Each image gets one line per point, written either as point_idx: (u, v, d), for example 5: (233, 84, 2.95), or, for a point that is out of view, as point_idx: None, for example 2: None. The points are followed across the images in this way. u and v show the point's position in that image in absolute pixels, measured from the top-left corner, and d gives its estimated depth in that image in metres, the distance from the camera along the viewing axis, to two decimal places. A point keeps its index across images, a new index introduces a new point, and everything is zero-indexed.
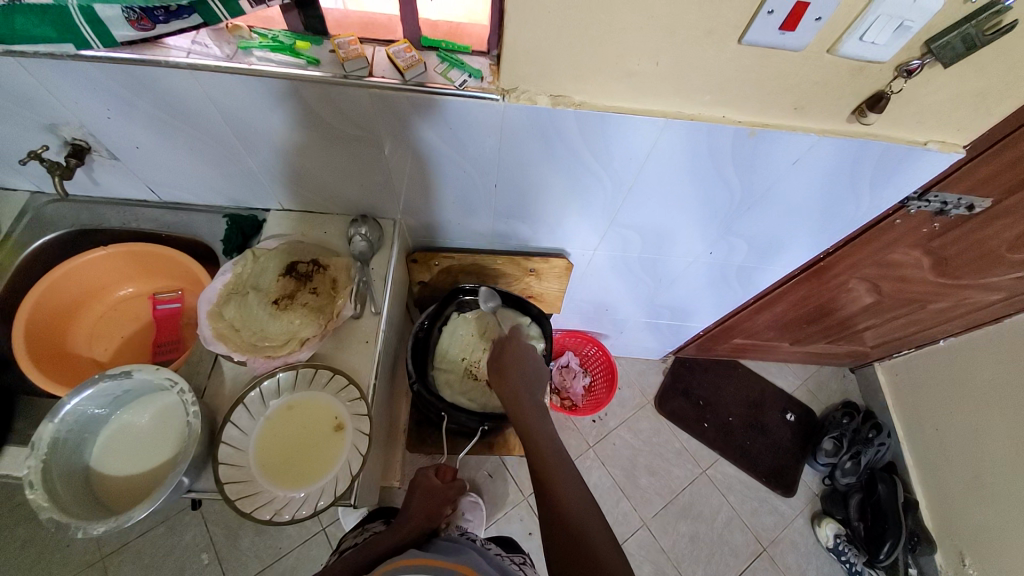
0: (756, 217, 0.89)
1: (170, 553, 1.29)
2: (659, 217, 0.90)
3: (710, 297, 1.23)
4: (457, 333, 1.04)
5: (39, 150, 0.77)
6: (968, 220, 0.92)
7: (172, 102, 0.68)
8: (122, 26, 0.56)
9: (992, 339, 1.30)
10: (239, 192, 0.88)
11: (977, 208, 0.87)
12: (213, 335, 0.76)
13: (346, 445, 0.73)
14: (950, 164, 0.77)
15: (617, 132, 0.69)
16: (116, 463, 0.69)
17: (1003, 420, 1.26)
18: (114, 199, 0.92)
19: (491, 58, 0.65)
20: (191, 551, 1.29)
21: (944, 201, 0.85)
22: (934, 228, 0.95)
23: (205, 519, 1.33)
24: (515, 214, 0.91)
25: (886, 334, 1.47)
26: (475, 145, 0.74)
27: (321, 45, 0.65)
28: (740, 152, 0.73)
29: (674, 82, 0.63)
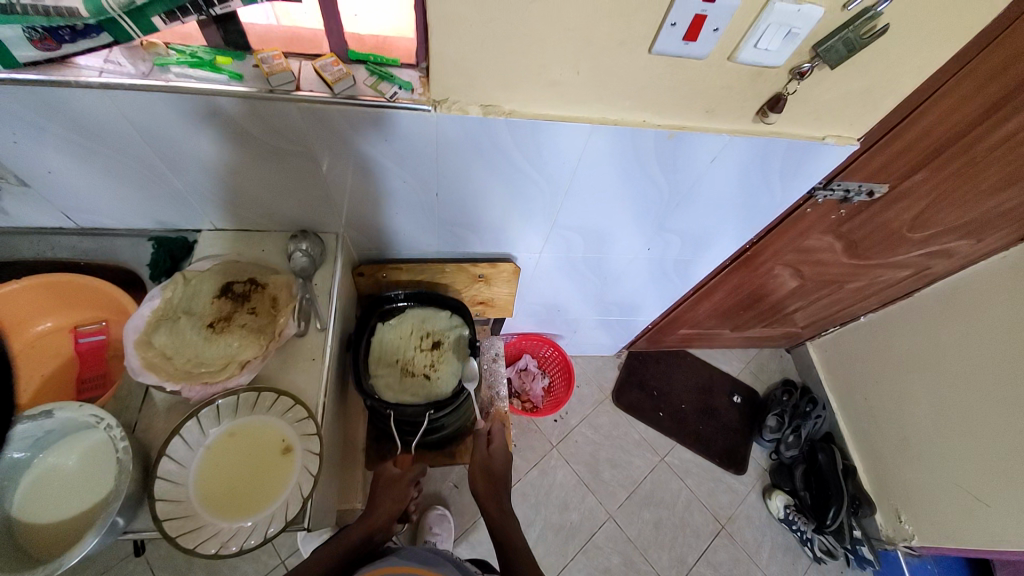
0: (685, 213, 0.95)
1: None
2: (598, 218, 0.94)
3: (654, 291, 1.29)
4: (387, 339, 0.96)
5: None
6: (869, 205, 1.02)
7: (83, 123, 0.64)
8: (24, 46, 0.53)
9: (903, 311, 1.45)
10: (165, 213, 0.84)
11: (876, 194, 0.97)
12: (141, 365, 0.71)
13: (296, 467, 0.70)
14: (847, 156, 0.86)
15: (548, 138, 0.72)
16: (41, 507, 0.64)
17: (920, 383, 1.40)
18: (26, 228, 0.85)
19: (420, 71, 0.67)
20: None
21: (847, 188, 0.95)
22: (841, 214, 1.06)
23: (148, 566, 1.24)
24: (458, 221, 0.92)
25: (815, 314, 1.60)
26: (411, 156, 0.75)
27: (243, 60, 0.64)
28: (663, 153, 0.78)
29: (595, 89, 0.67)
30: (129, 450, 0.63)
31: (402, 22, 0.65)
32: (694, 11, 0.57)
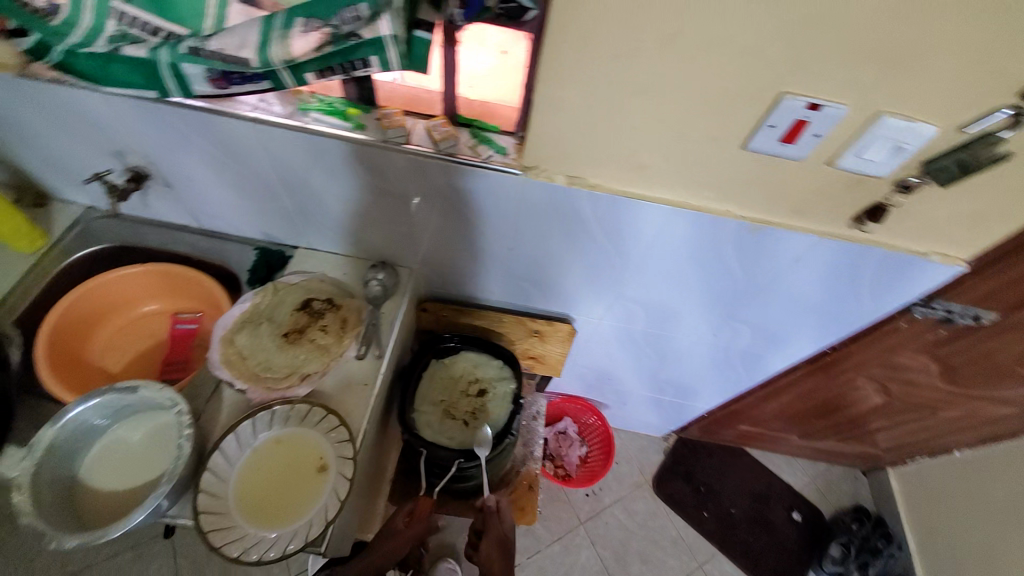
0: (760, 307, 0.91)
1: None
2: (666, 297, 0.92)
3: (715, 379, 1.22)
4: (437, 378, 0.98)
5: (103, 173, 0.87)
6: (975, 331, 0.92)
7: (227, 144, 0.77)
8: (201, 83, 0.61)
9: None
10: (272, 227, 0.95)
11: (984, 321, 0.87)
12: (221, 360, 0.79)
13: (326, 489, 0.72)
14: (952, 276, 0.79)
15: (629, 215, 0.74)
16: (105, 476, 0.70)
17: None
18: (160, 222, 0.99)
19: (516, 138, 0.72)
20: None
21: (949, 310, 0.86)
22: (940, 335, 0.95)
23: (174, 550, 1.30)
24: (525, 276, 0.95)
25: (900, 439, 1.41)
26: (493, 211, 0.79)
27: (369, 113, 0.73)
28: (743, 244, 0.77)
29: (682, 176, 0.68)
30: (188, 439, 0.68)
31: (507, 95, 0.70)
32: (795, 115, 0.58)
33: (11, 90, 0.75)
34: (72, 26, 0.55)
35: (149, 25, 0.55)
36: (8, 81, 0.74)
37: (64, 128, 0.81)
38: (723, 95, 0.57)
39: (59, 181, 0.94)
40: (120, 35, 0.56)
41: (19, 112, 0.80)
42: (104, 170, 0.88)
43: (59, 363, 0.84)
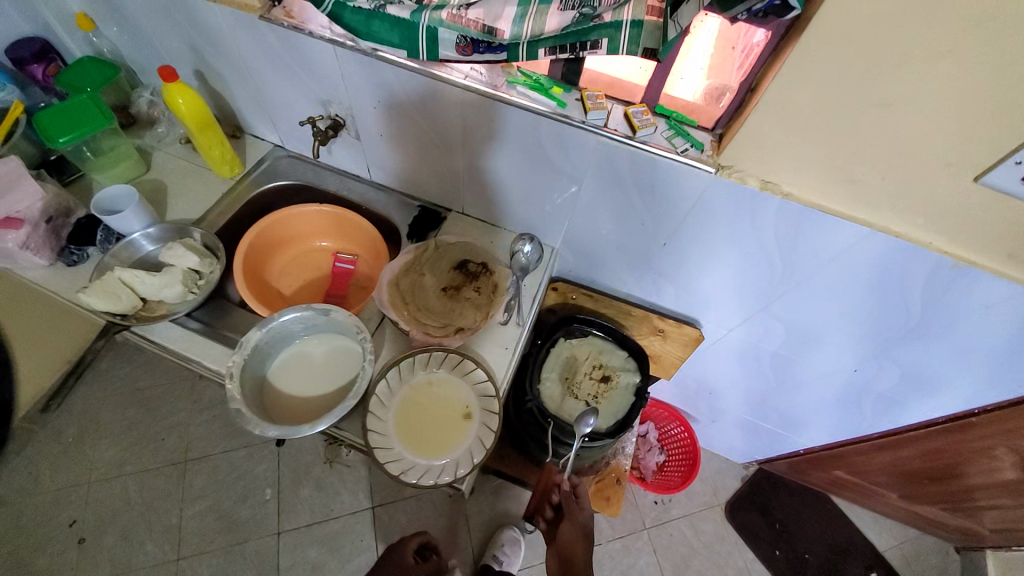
0: (919, 350, 0.86)
1: (241, 479, 1.41)
2: (814, 319, 0.90)
3: (832, 416, 1.17)
4: (562, 357, 1.02)
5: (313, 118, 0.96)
6: None
7: (429, 104, 0.83)
8: (449, 48, 0.64)
9: None
10: (436, 188, 1.01)
11: None
12: (388, 301, 0.86)
13: (471, 434, 0.78)
14: None
15: (814, 230, 0.73)
16: (289, 382, 0.79)
17: None
18: (336, 169, 1.09)
19: (714, 135, 0.72)
20: (257, 483, 1.42)
21: None
22: None
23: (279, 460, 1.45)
24: (667, 274, 0.95)
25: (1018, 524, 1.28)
26: (665, 204, 0.81)
27: (570, 92, 0.76)
28: (933, 282, 0.73)
29: (888, 199, 0.66)
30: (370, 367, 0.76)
31: (693, 91, 0.70)
32: None
33: (253, 33, 0.85)
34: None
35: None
36: (252, 21, 0.83)
37: (284, 73, 0.91)
38: (977, 121, 0.54)
39: (259, 118, 1.06)
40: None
41: (251, 53, 0.90)
42: (318, 115, 0.96)
43: (249, 277, 0.95)
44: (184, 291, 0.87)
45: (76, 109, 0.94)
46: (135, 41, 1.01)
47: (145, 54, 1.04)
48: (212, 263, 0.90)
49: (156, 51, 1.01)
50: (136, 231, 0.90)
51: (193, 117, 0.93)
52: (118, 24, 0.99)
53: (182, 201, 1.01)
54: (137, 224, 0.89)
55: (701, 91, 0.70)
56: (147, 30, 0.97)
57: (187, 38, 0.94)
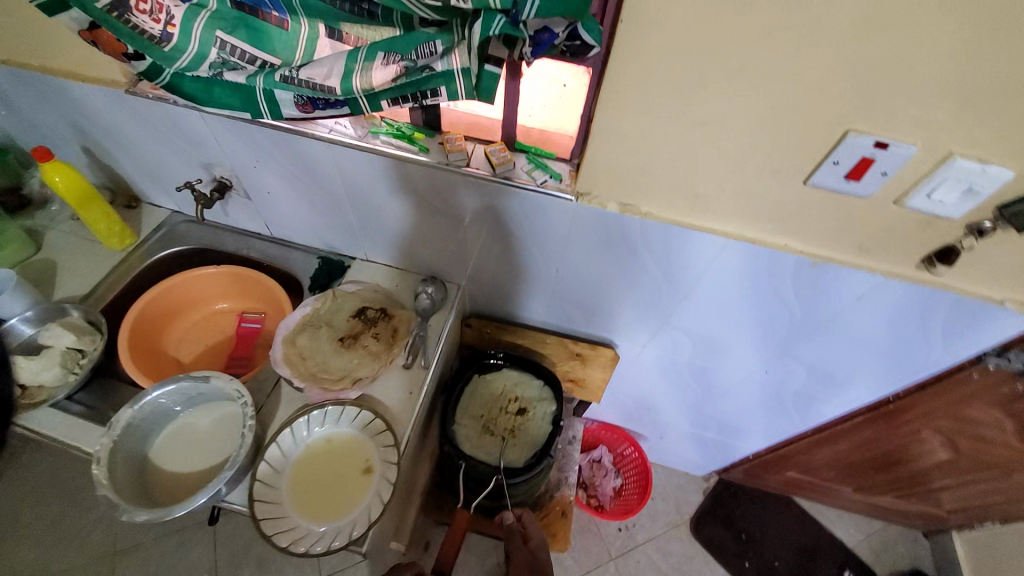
0: (815, 345, 0.88)
1: None
2: (715, 328, 0.91)
3: (764, 419, 1.19)
4: (477, 394, 0.99)
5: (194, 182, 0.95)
6: None
7: (303, 159, 0.84)
8: (290, 107, 0.67)
9: None
10: (335, 238, 1.01)
11: None
12: (282, 358, 0.85)
13: (370, 490, 0.75)
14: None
15: (681, 244, 0.75)
16: (172, 457, 0.76)
17: None
18: (236, 229, 1.08)
19: (571, 165, 0.74)
20: None
21: None
22: (1018, 389, 0.86)
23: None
24: (571, 298, 0.96)
25: (966, 500, 1.29)
26: (546, 233, 0.82)
27: (432, 137, 0.78)
28: (802, 280, 0.75)
29: (737, 209, 0.68)
30: (253, 432, 0.73)
31: (567, 125, 0.72)
32: (860, 153, 0.57)
33: (123, 106, 0.86)
34: (183, 51, 0.61)
35: (245, 52, 0.62)
36: (121, 97, 0.83)
37: (164, 142, 0.91)
38: (788, 128, 0.57)
39: (152, 186, 1.05)
40: (221, 61, 0.63)
41: (127, 125, 0.90)
42: (195, 179, 0.96)
43: (141, 351, 0.92)
44: (64, 373, 0.83)
45: None
46: (16, 124, 1.00)
47: (28, 136, 1.03)
48: (95, 339, 0.87)
49: (37, 131, 1.00)
50: (16, 314, 0.86)
51: (73, 193, 0.92)
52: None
53: (71, 280, 0.98)
54: (17, 307, 0.86)
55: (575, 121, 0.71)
56: (27, 113, 0.96)
57: (65, 116, 0.94)
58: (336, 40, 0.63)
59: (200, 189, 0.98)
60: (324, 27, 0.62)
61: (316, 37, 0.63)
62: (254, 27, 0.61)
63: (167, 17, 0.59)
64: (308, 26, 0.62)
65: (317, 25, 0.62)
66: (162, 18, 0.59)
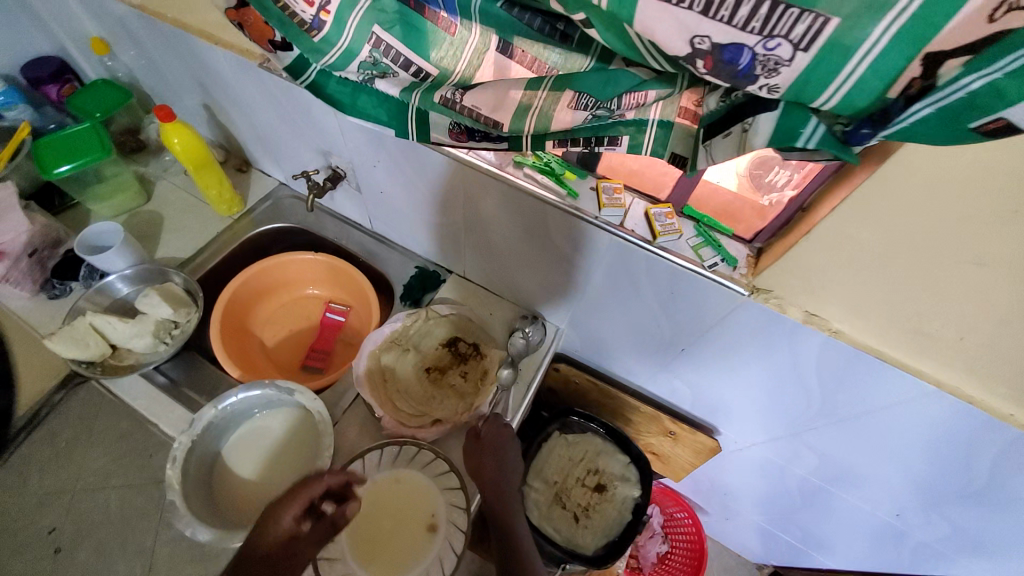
0: (983, 516, 0.71)
1: None
2: (854, 457, 0.77)
3: (864, 548, 1.02)
4: (554, 454, 0.89)
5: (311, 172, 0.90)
6: None
7: (431, 174, 0.76)
8: (443, 132, 0.57)
9: None
10: (438, 249, 0.93)
11: None
12: (364, 377, 0.78)
13: (431, 552, 0.68)
14: None
15: (866, 376, 0.61)
16: (251, 469, 0.73)
17: None
18: (338, 215, 1.02)
19: (751, 249, 0.61)
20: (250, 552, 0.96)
21: None
22: None
23: None
24: (682, 375, 0.83)
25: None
26: (688, 316, 0.70)
27: (584, 179, 0.66)
28: (1012, 457, 0.59)
29: (966, 361, 0.52)
30: (329, 462, 0.68)
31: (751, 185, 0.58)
32: None
33: (253, 79, 0.80)
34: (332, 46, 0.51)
35: (400, 54, 0.52)
36: (251, 67, 0.77)
37: (288, 119, 0.85)
38: None
39: (264, 155, 1.00)
40: (372, 61, 0.53)
41: (254, 97, 0.85)
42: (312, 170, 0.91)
43: (229, 328, 0.91)
44: (155, 342, 0.82)
45: (76, 138, 0.91)
46: (143, 71, 0.98)
47: (155, 84, 1.01)
48: (191, 313, 0.85)
49: (164, 81, 0.98)
50: (117, 271, 0.86)
51: (191, 156, 0.88)
52: (126, 53, 0.96)
53: (175, 238, 0.97)
54: (120, 264, 0.85)
55: (744, 171, 0.58)
56: (157, 63, 0.93)
57: (193, 73, 0.89)
58: (505, 56, 0.51)
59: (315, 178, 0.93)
60: (496, 40, 0.50)
61: (484, 50, 0.51)
62: (415, 23, 0.50)
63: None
64: (477, 34, 0.50)
65: (489, 36, 0.50)
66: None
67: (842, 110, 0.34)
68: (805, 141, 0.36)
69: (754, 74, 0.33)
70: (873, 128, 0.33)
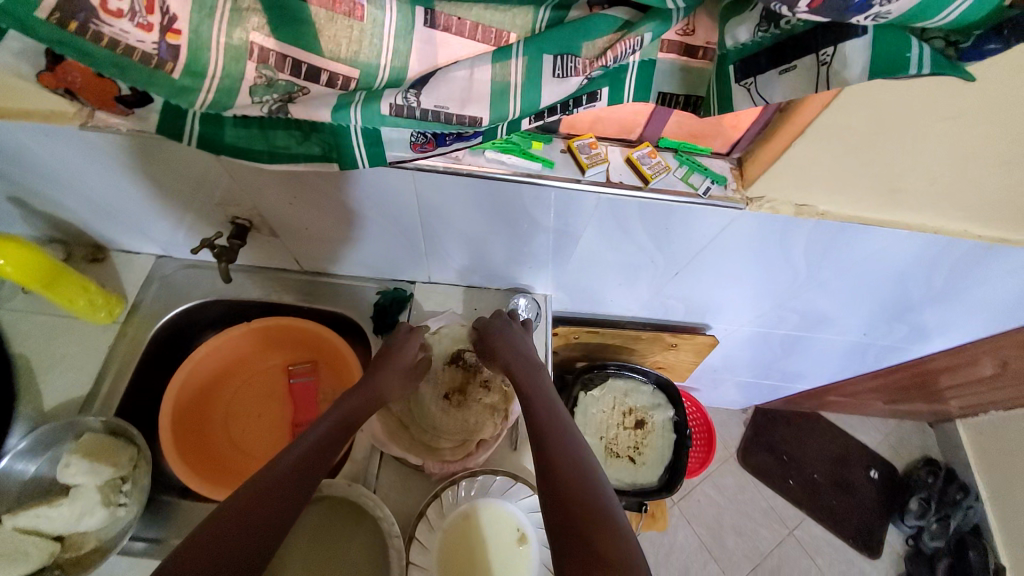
0: (934, 310, 0.85)
1: None
2: (830, 305, 0.86)
3: (834, 365, 1.19)
4: (590, 412, 1.00)
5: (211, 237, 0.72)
6: None
7: (371, 193, 0.64)
8: (401, 147, 0.49)
9: None
10: (391, 265, 0.82)
11: None
12: (385, 434, 0.71)
13: (535, 563, 0.65)
14: None
15: (851, 240, 0.66)
16: None
17: None
18: (254, 267, 0.85)
19: (731, 161, 0.60)
20: None
21: None
22: None
23: None
24: (673, 294, 0.85)
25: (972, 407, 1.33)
26: (680, 244, 0.70)
27: (551, 143, 0.60)
28: (964, 261, 0.69)
29: (930, 200, 0.58)
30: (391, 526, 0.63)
31: None
32: None
33: (79, 145, 0.60)
34: (199, 74, 0.40)
35: (295, 61, 0.41)
36: (73, 134, 0.58)
37: (147, 179, 0.66)
38: None
39: (121, 231, 0.78)
40: (266, 83, 0.41)
41: (84, 166, 0.64)
42: (213, 234, 0.76)
43: (191, 453, 0.77)
44: (109, 510, 0.66)
45: None
46: None
47: None
48: (133, 456, 0.69)
49: None
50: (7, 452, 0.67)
51: (35, 276, 0.67)
52: None
53: (54, 373, 0.75)
54: None
55: None
56: None
57: None
58: (432, 27, 0.41)
59: (218, 242, 0.76)
60: (418, 13, 0.41)
61: (408, 28, 0.41)
62: (291, 11, 0.40)
63: (163, 19, 0.39)
64: (393, 12, 0.40)
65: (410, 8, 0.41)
66: (155, 23, 0.38)
67: (951, 26, 0.34)
68: (920, 68, 0.36)
69: (868, 4, 0.32)
70: (1001, 42, 0.34)
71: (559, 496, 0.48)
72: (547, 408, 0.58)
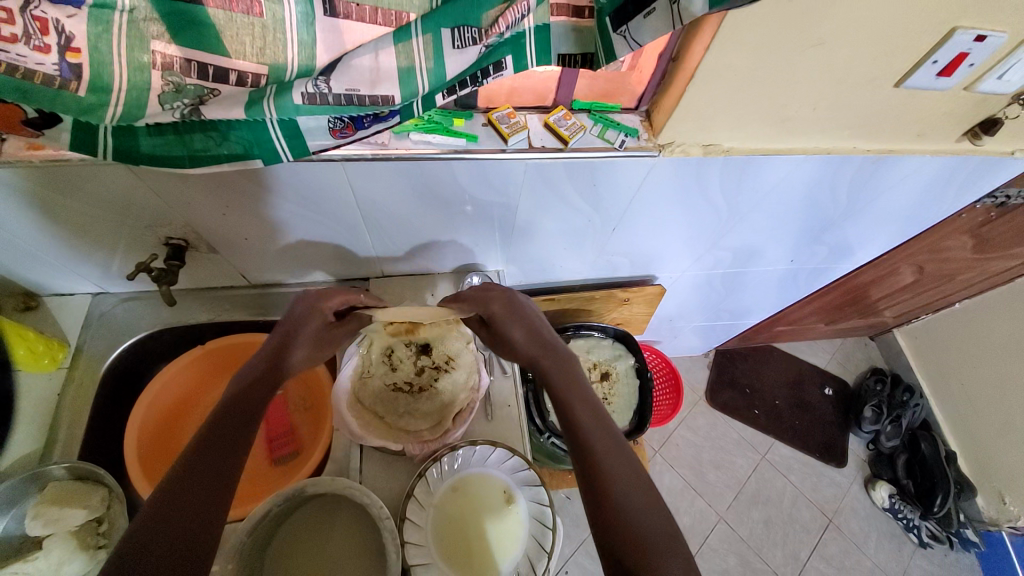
0: (846, 227, 0.94)
1: None
2: (756, 239, 0.94)
3: (775, 296, 1.29)
4: None
5: (147, 261, 0.72)
6: (1004, 208, 1.02)
7: (307, 193, 0.65)
8: (322, 135, 0.50)
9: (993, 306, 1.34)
10: (340, 264, 0.82)
11: (1006, 197, 0.97)
12: (361, 427, 0.72)
13: (525, 518, 0.69)
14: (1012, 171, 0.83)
15: (759, 170, 0.72)
16: None
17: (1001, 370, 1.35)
18: (200, 289, 0.84)
19: (641, 114, 0.65)
20: None
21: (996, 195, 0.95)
22: (975, 212, 1.00)
23: None
24: (617, 250, 0.90)
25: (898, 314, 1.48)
26: (611, 199, 0.74)
27: (473, 119, 0.63)
28: (859, 176, 0.77)
29: (817, 125, 0.66)
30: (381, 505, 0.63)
31: None
32: (960, 49, 0.54)
33: None
34: (107, 90, 0.41)
35: (200, 64, 0.42)
36: None
37: (67, 214, 0.64)
38: (895, 37, 0.53)
39: (48, 274, 0.75)
40: (175, 89, 0.42)
41: None
42: (147, 258, 0.74)
43: None
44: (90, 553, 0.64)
45: None
46: None
47: None
48: (105, 497, 0.67)
49: None
50: None
51: None
52: None
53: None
54: None
55: None
56: None
57: None
58: (333, 16, 0.42)
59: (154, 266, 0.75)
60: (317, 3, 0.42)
61: (310, 18, 0.42)
62: (190, 15, 0.40)
63: (60, 38, 0.38)
64: (291, 3, 0.41)
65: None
66: (52, 44, 0.38)
67: None
68: None
69: None
70: None
71: (611, 521, 0.45)
72: (588, 406, 0.53)
